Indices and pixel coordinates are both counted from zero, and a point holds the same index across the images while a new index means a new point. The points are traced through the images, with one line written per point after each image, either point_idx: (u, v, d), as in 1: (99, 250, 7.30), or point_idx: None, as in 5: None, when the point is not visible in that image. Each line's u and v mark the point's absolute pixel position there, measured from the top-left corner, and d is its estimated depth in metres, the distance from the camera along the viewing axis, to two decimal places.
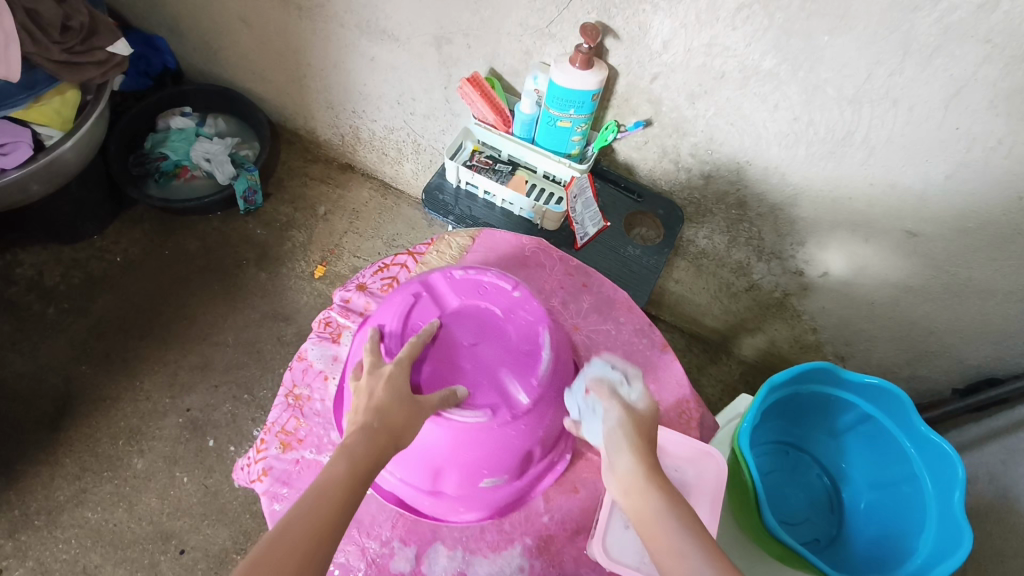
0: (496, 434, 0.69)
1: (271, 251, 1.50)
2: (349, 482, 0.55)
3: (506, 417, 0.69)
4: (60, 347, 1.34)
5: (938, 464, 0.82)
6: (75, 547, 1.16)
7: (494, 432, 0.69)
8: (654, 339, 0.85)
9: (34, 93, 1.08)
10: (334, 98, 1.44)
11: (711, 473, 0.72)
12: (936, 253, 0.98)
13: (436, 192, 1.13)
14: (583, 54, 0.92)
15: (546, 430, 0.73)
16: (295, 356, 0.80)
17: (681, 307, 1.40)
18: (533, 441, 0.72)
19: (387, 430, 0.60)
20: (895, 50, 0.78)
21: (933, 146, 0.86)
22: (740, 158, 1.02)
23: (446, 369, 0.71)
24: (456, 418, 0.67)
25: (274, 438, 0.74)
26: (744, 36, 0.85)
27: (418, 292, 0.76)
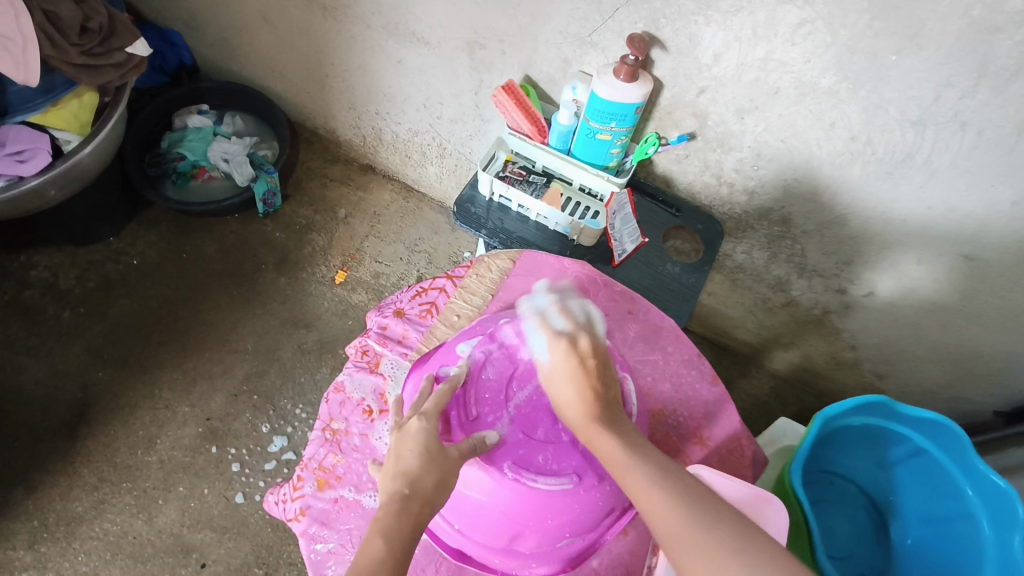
0: (580, 499, 0.69)
1: (291, 255, 1.47)
2: (389, 560, 0.52)
3: (592, 482, 0.69)
4: (76, 352, 1.31)
5: (998, 504, 0.78)
6: (95, 560, 1.14)
7: (583, 497, 0.69)
8: (703, 371, 0.87)
9: (52, 97, 1.05)
10: (357, 99, 1.39)
11: (776, 521, 0.68)
12: (991, 278, 0.95)
13: (468, 204, 1.09)
14: (629, 65, 0.88)
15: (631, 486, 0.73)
16: (332, 388, 0.83)
17: (712, 319, 1.37)
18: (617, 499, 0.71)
19: (420, 495, 0.57)
20: (969, 73, 0.74)
21: (1001, 171, 0.81)
22: (789, 175, 0.97)
23: (523, 426, 0.69)
24: (534, 487, 0.67)
25: (311, 475, 0.76)
26: (803, 52, 0.81)
27: (488, 350, 0.73)
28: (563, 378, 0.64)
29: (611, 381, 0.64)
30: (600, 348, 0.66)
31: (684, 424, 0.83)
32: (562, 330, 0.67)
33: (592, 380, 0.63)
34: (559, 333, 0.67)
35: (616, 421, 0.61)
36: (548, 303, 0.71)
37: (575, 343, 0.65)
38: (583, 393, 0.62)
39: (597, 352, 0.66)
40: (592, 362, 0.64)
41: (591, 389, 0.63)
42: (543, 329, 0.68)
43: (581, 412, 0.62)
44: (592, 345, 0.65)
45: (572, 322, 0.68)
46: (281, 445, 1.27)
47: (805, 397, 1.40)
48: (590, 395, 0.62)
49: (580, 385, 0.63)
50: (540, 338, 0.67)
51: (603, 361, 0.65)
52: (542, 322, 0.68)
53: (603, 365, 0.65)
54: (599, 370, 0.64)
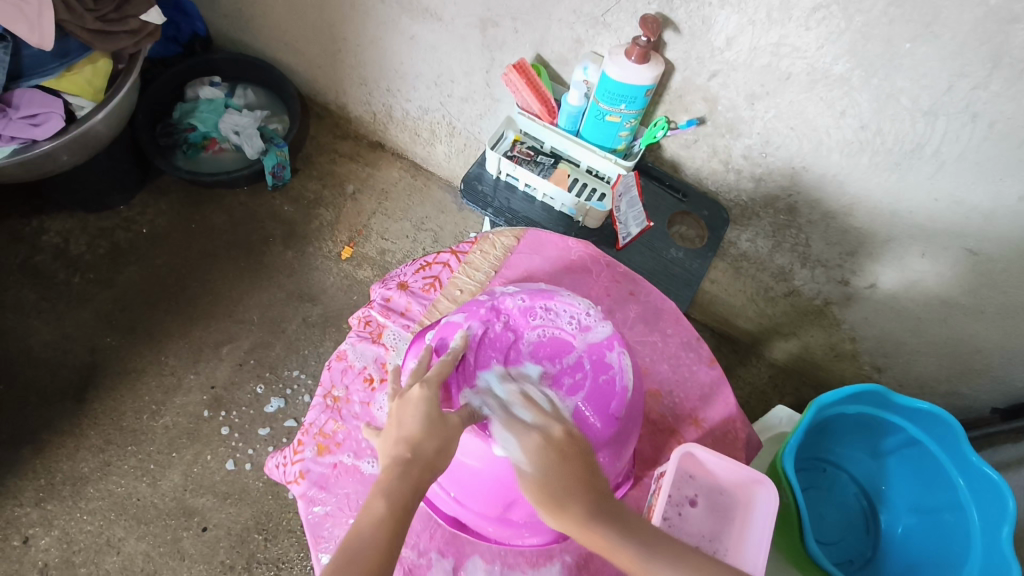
0: None
1: (298, 229, 1.48)
2: (388, 520, 0.55)
3: None
4: (86, 317, 1.33)
5: (988, 497, 0.78)
6: (99, 520, 1.17)
7: None
8: (702, 354, 0.88)
9: (67, 61, 1.06)
10: (368, 75, 1.39)
11: (763, 502, 0.70)
12: (996, 274, 0.94)
13: (475, 182, 1.09)
14: (641, 47, 0.87)
15: (622, 460, 0.76)
16: (334, 356, 0.84)
17: (714, 306, 1.37)
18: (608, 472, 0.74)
19: (421, 460, 0.58)
20: (983, 63, 0.73)
21: (1010, 164, 0.81)
22: (797, 163, 0.97)
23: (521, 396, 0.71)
24: None
25: (312, 440, 0.78)
26: (817, 37, 0.80)
27: (486, 321, 0.74)
28: (546, 468, 0.61)
29: (596, 468, 0.62)
30: (574, 434, 0.65)
31: (680, 405, 0.84)
32: (532, 421, 0.66)
33: (575, 466, 0.61)
34: (529, 425, 0.65)
35: (612, 511, 0.59)
36: (508, 393, 0.69)
37: (548, 433, 0.63)
38: (574, 487, 0.59)
39: (572, 439, 0.64)
40: (570, 446, 0.63)
41: (580, 475, 0.60)
42: (510, 423, 0.65)
43: (576, 511, 0.58)
44: (564, 430, 0.64)
45: (538, 413, 0.67)
46: (278, 408, 1.29)
47: (803, 388, 1.40)
48: (580, 485, 0.60)
49: (567, 475, 0.60)
50: (509, 433, 0.64)
51: (580, 448, 0.63)
52: (509, 419, 0.65)
53: (583, 449, 0.63)
54: (582, 457, 0.62)
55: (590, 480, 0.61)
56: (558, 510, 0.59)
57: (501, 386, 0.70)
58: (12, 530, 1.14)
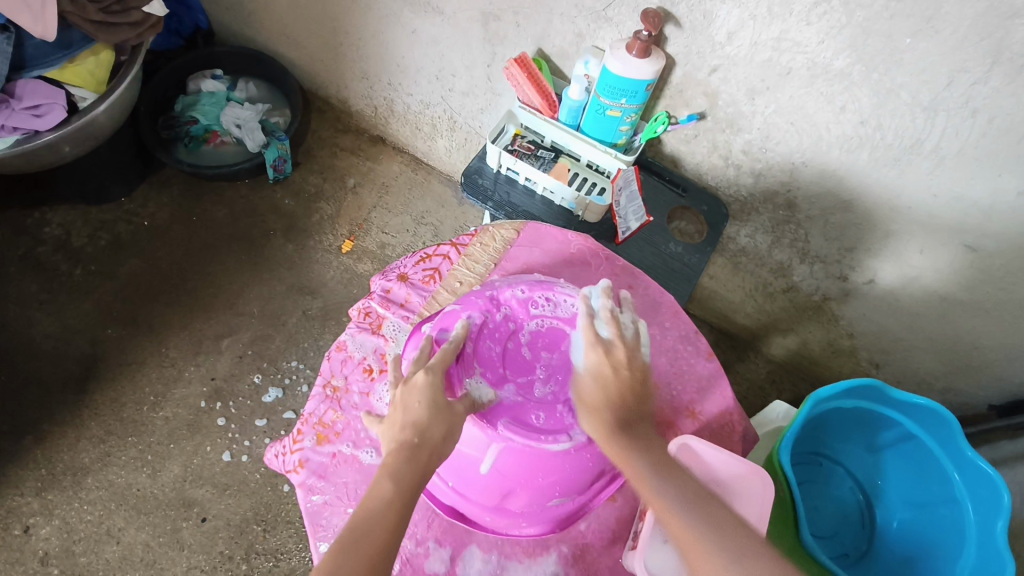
0: (571, 458, 0.72)
1: (299, 222, 1.48)
2: (396, 502, 0.57)
3: (583, 442, 0.71)
4: (87, 308, 1.34)
5: (983, 492, 0.79)
6: (100, 510, 1.18)
7: (574, 456, 0.71)
8: (699, 347, 0.88)
9: (69, 53, 1.07)
10: (370, 69, 1.39)
11: (758, 493, 0.71)
12: (994, 270, 0.94)
13: (475, 176, 1.10)
14: (642, 41, 0.87)
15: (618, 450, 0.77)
16: (334, 347, 0.85)
17: (713, 302, 1.37)
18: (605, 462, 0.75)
19: (428, 445, 0.60)
20: (983, 58, 0.73)
21: (1010, 160, 0.81)
22: (796, 158, 0.97)
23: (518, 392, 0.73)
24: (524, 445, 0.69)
25: (311, 430, 0.79)
26: (817, 32, 0.80)
27: (485, 312, 0.75)
28: (595, 381, 0.71)
29: (644, 393, 0.71)
30: (637, 359, 0.72)
31: (678, 399, 0.85)
32: (606, 338, 0.73)
33: (622, 387, 0.70)
34: (601, 340, 0.72)
35: (636, 430, 0.68)
36: (602, 304, 0.75)
37: (611, 354, 0.71)
38: (613, 403, 0.69)
39: (631, 365, 0.71)
40: (627, 374, 0.70)
41: (621, 397, 0.69)
42: (586, 334, 0.73)
43: (608, 417, 0.68)
44: (627, 359, 0.71)
45: (616, 333, 0.73)
46: (276, 397, 1.30)
47: (801, 384, 1.40)
48: (619, 405, 0.69)
49: (609, 392, 0.70)
50: (580, 342, 0.74)
51: (634, 374, 0.71)
52: (586, 325, 0.73)
53: (636, 374, 0.71)
54: (631, 381, 0.71)
55: (630, 404, 0.69)
56: (595, 413, 0.69)
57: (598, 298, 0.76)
58: (13, 519, 1.15)
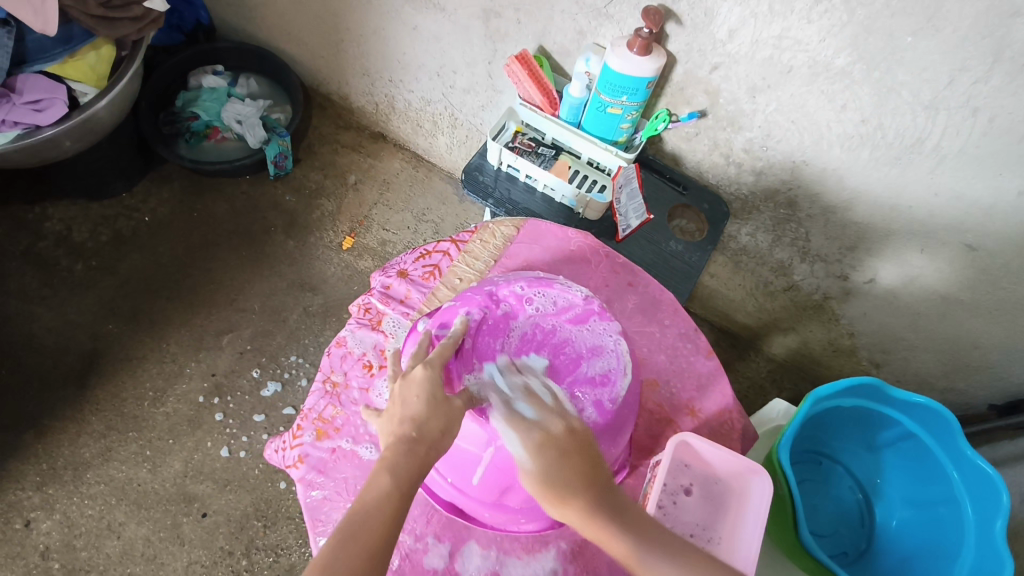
0: None
1: (300, 219, 1.48)
2: (393, 497, 0.57)
3: None
4: (88, 304, 1.34)
5: (982, 491, 0.79)
6: (100, 504, 1.18)
7: None
8: (699, 345, 0.88)
9: (70, 48, 1.06)
10: (371, 65, 1.39)
11: (757, 491, 0.71)
12: (994, 270, 0.94)
13: (476, 173, 1.10)
14: (643, 38, 0.87)
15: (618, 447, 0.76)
16: (334, 342, 0.85)
17: (713, 301, 1.37)
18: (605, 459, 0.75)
19: (427, 440, 0.60)
20: (984, 57, 0.73)
21: (1011, 159, 0.81)
22: (797, 157, 0.97)
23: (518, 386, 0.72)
24: None
25: (311, 425, 0.79)
26: (819, 30, 0.80)
27: (484, 308, 0.75)
28: (545, 469, 0.62)
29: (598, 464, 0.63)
30: (575, 429, 0.65)
31: (678, 397, 0.85)
32: (533, 417, 0.66)
33: (575, 465, 0.62)
34: (530, 423, 0.65)
35: (612, 509, 0.61)
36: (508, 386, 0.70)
37: (549, 431, 0.64)
38: (575, 487, 0.61)
39: (573, 435, 0.64)
40: (570, 443, 0.63)
41: (580, 477, 0.61)
42: (511, 421, 0.66)
43: (579, 509, 0.60)
44: (565, 425, 0.65)
45: (539, 408, 0.67)
46: (275, 391, 1.30)
47: (801, 383, 1.40)
48: (581, 485, 0.61)
49: (567, 473, 0.62)
50: (511, 432, 0.65)
51: (580, 443, 0.64)
52: (508, 414, 0.66)
53: (583, 446, 0.64)
54: (584, 453, 0.63)
55: (592, 479, 0.62)
56: (561, 506, 0.61)
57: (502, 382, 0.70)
58: (13, 514, 1.15)
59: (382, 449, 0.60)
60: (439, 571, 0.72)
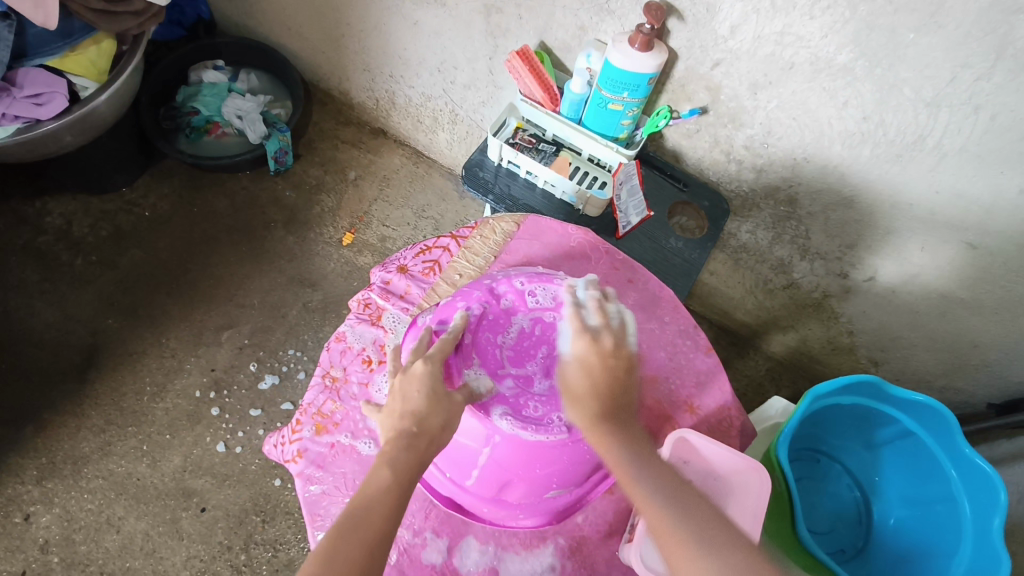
0: (569, 450, 0.72)
1: (300, 215, 1.48)
2: (393, 490, 0.57)
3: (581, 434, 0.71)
4: (88, 298, 1.34)
5: (979, 489, 0.79)
6: (100, 499, 1.18)
7: (571, 448, 0.72)
8: (698, 342, 0.88)
9: (71, 41, 1.07)
10: (372, 61, 1.39)
11: (755, 489, 0.71)
12: (994, 267, 0.94)
13: (476, 168, 1.10)
14: (645, 34, 0.87)
15: None
16: (333, 337, 0.85)
17: (713, 298, 1.37)
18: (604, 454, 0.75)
19: (427, 434, 0.60)
20: (987, 55, 0.73)
21: (1012, 157, 0.81)
22: (798, 154, 0.97)
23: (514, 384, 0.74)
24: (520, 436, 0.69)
25: (310, 420, 0.79)
26: (821, 26, 0.80)
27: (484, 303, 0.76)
28: (578, 369, 0.67)
29: (627, 382, 0.67)
30: (623, 350, 0.68)
31: (676, 393, 0.85)
32: (592, 326, 0.70)
33: (608, 377, 0.66)
34: (586, 329, 0.69)
35: (623, 423, 0.65)
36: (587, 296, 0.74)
37: (598, 342, 0.68)
38: (596, 391, 0.66)
39: (619, 355, 0.68)
40: (611, 359, 0.67)
41: (605, 388, 0.66)
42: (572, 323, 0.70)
43: (587, 409, 0.65)
44: (615, 344, 0.68)
45: (603, 321, 0.70)
46: (272, 384, 1.31)
47: (800, 381, 1.40)
48: (605, 393, 0.66)
49: (592, 378, 0.66)
50: (567, 332, 0.71)
51: (621, 363, 0.67)
52: (573, 314, 0.71)
53: (621, 364, 0.67)
54: (617, 370, 0.67)
55: (616, 388, 0.66)
56: (575, 404, 0.66)
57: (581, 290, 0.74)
58: (13, 507, 1.16)
59: (382, 443, 0.60)
60: (437, 566, 0.72)
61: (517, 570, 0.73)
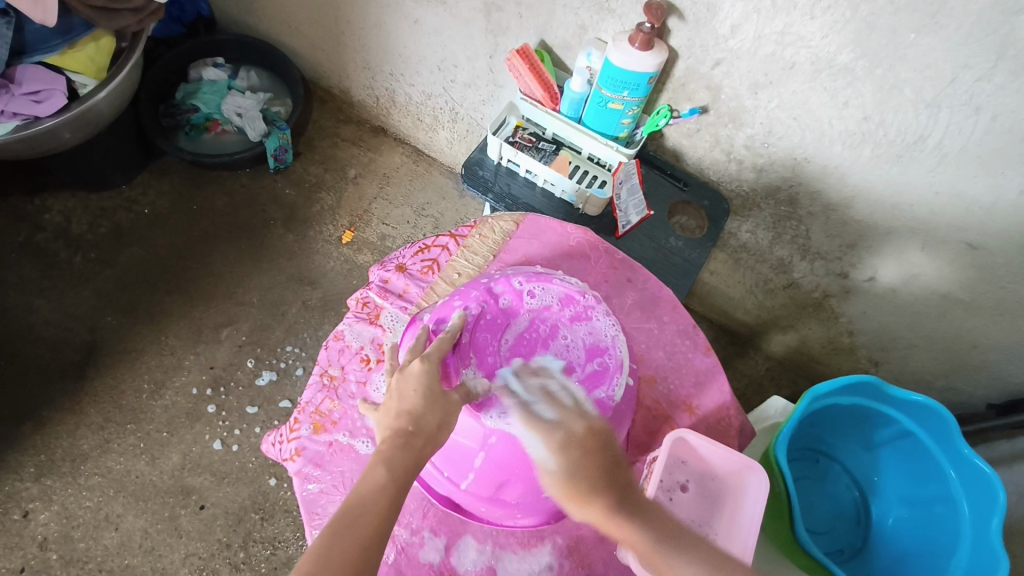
0: None
1: (300, 213, 1.48)
2: (389, 489, 0.57)
3: None
4: (87, 296, 1.34)
5: (978, 489, 0.79)
6: (98, 496, 1.18)
7: None
8: (697, 342, 0.88)
9: (70, 39, 1.06)
10: (372, 59, 1.39)
11: (754, 489, 0.71)
12: (994, 268, 0.94)
13: (476, 167, 1.10)
14: (645, 33, 0.86)
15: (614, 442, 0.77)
16: (332, 336, 0.85)
17: (713, 298, 1.37)
18: None
19: (424, 433, 0.60)
20: (988, 55, 0.73)
21: (1012, 158, 0.81)
22: (798, 154, 0.97)
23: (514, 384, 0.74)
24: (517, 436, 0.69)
25: (308, 418, 0.79)
26: (822, 26, 0.80)
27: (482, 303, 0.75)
28: (564, 468, 0.63)
29: (619, 467, 0.64)
30: (595, 429, 0.66)
31: (674, 393, 0.85)
32: (552, 419, 0.67)
33: (600, 467, 0.63)
34: (550, 424, 0.67)
35: (638, 512, 0.61)
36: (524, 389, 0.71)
37: (568, 430, 0.66)
38: (595, 485, 0.62)
39: (593, 435, 0.65)
40: (592, 444, 0.65)
41: (601, 478, 0.62)
42: (532, 423, 0.67)
43: (600, 505, 0.61)
44: (585, 427, 0.66)
45: (559, 410, 0.68)
46: (269, 380, 1.31)
47: (800, 380, 1.40)
48: (603, 485, 0.62)
49: (584, 472, 0.63)
50: (531, 435, 0.67)
51: (601, 445, 0.65)
52: (529, 417, 0.68)
53: (602, 447, 0.65)
54: (602, 455, 0.64)
55: (613, 476, 0.63)
56: (584, 506, 0.61)
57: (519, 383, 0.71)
58: (12, 504, 1.16)
59: (378, 442, 0.60)
60: (434, 565, 0.72)
61: (515, 569, 0.73)
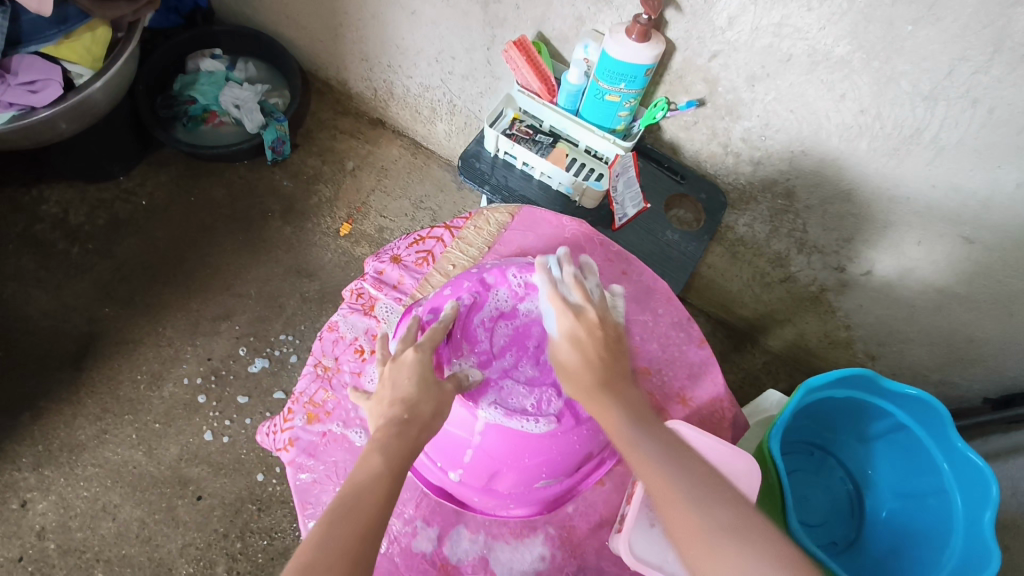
0: (557, 440, 0.72)
1: (297, 205, 1.48)
2: (385, 475, 0.57)
3: (569, 423, 0.72)
4: (84, 287, 1.34)
5: (971, 482, 0.79)
6: (95, 487, 1.18)
7: (560, 438, 0.72)
8: (691, 334, 0.89)
9: (65, 29, 1.06)
10: (370, 50, 1.38)
11: (749, 479, 0.72)
12: (990, 262, 0.94)
13: (473, 159, 1.10)
14: (641, 25, 0.86)
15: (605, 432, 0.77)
16: (326, 326, 0.86)
17: (711, 291, 1.37)
18: (593, 444, 0.76)
19: (416, 420, 0.61)
20: (984, 47, 0.72)
21: (1008, 152, 0.81)
22: (796, 147, 0.97)
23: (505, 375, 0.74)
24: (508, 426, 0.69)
25: (302, 409, 0.80)
26: (819, 18, 0.79)
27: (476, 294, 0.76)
28: (569, 346, 0.70)
29: (620, 353, 0.71)
30: (609, 321, 0.72)
31: (668, 385, 0.85)
32: (574, 303, 0.72)
33: (599, 350, 0.69)
34: (572, 305, 0.72)
35: (619, 392, 0.67)
36: (565, 270, 0.75)
37: (584, 317, 0.71)
38: (591, 362, 0.68)
39: (603, 326, 0.71)
40: (601, 333, 0.70)
41: (598, 358, 0.69)
42: (557, 302, 0.72)
43: (589, 380, 0.68)
44: (601, 320, 0.71)
45: (583, 297, 0.72)
46: (262, 367, 1.31)
47: (796, 374, 1.40)
48: (601, 364, 0.69)
49: (583, 350, 0.69)
50: (552, 312, 0.73)
51: (608, 334, 0.71)
52: (554, 296, 0.73)
53: (606, 335, 0.70)
54: (605, 343, 0.70)
55: (610, 358, 0.69)
56: (575, 375, 0.68)
57: (558, 265, 0.75)
58: (9, 494, 1.16)
59: (373, 431, 0.60)
60: (427, 555, 0.72)
61: (507, 559, 0.73)
